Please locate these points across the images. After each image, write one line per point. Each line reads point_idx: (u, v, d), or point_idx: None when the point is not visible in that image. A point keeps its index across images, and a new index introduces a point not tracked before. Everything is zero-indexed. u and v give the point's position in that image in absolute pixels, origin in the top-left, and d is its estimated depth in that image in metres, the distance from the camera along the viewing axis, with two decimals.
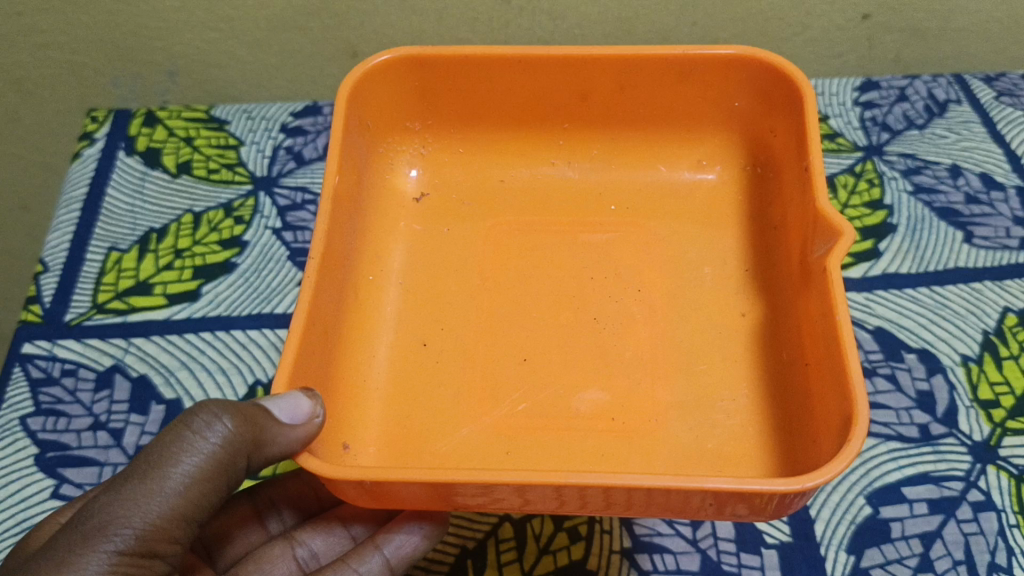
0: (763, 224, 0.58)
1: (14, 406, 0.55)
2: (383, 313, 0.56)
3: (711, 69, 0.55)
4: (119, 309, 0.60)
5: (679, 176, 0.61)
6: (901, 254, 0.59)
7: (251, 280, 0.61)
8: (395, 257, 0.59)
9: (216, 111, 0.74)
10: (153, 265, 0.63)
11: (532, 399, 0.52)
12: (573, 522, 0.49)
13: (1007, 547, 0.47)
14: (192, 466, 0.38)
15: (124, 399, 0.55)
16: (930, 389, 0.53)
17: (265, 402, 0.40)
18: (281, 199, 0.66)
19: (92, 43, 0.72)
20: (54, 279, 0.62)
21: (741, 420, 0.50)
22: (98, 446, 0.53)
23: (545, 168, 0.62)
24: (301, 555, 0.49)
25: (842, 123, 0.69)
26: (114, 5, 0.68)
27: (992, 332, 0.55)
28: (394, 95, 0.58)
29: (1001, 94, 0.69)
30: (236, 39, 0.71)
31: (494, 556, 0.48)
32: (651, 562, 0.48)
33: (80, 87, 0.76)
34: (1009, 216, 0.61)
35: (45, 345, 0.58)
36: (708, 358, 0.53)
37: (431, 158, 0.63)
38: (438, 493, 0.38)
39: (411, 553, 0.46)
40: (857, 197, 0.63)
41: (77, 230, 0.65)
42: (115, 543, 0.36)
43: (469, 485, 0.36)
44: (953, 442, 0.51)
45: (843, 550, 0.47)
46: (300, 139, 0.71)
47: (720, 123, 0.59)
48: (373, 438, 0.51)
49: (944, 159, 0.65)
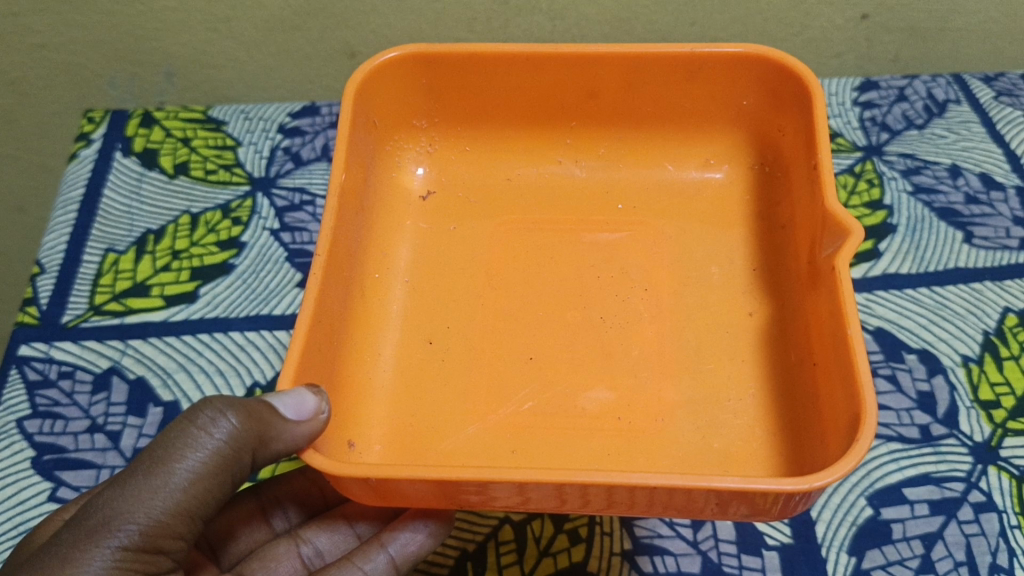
0: (771, 222, 0.58)
1: (11, 408, 0.55)
2: (389, 312, 0.56)
3: (720, 67, 0.55)
4: (117, 310, 0.60)
5: (686, 175, 0.61)
6: (901, 254, 0.59)
7: (248, 281, 0.61)
8: (401, 254, 0.59)
9: (213, 112, 0.74)
10: (150, 266, 0.62)
11: (536, 399, 0.52)
12: (573, 524, 0.49)
13: (1008, 548, 0.47)
14: (196, 461, 0.37)
15: (122, 401, 0.55)
16: (930, 390, 0.53)
17: (270, 398, 0.39)
18: (279, 200, 0.66)
19: (89, 44, 0.71)
20: (51, 280, 0.62)
21: (745, 421, 0.50)
22: (95, 449, 0.53)
23: (548, 171, 0.62)
24: (306, 553, 0.49)
25: (842, 123, 0.69)
26: (111, 6, 0.68)
27: (992, 332, 0.55)
28: (401, 91, 0.58)
29: (1001, 94, 0.69)
30: (233, 39, 0.70)
31: (494, 559, 0.48)
32: (652, 564, 0.47)
33: (77, 88, 0.76)
34: (1008, 216, 0.61)
35: (42, 346, 0.58)
36: (710, 359, 0.52)
37: (437, 156, 0.62)
38: (444, 492, 0.38)
39: (416, 552, 0.46)
40: (857, 197, 0.63)
41: (74, 232, 0.65)
42: (120, 538, 0.36)
43: (475, 482, 0.36)
44: (954, 443, 0.50)
45: (845, 551, 0.47)
46: (298, 140, 0.71)
47: (727, 122, 0.59)
48: (377, 437, 0.51)
49: (944, 159, 0.65)
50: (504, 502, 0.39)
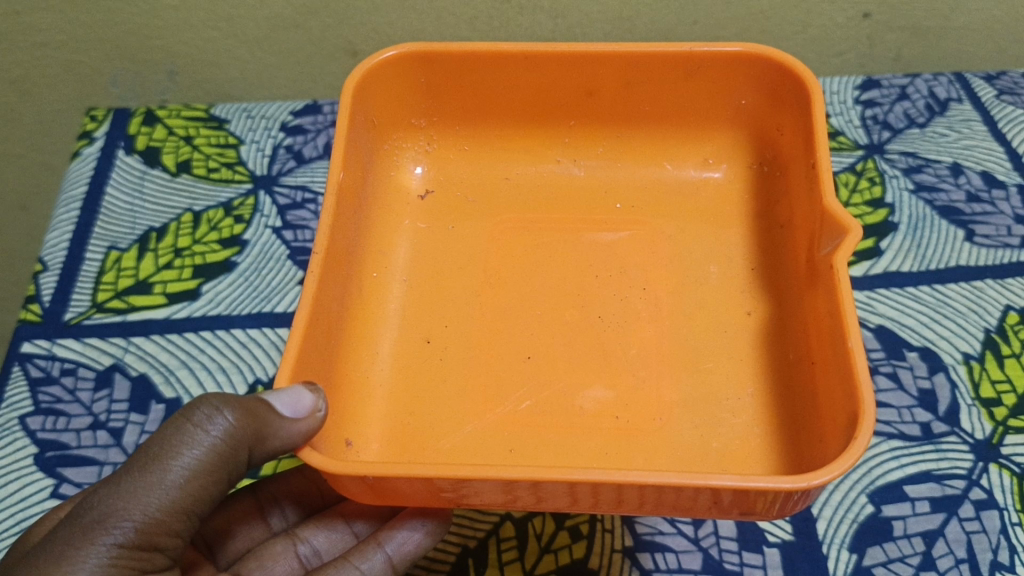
0: (770, 222, 0.58)
1: (13, 405, 0.55)
2: (386, 311, 0.56)
3: (717, 66, 0.55)
4: (119, 307, 0.60)
5: (685, 174, 0.61)
6: (902, 253, 0.59)
7: (250, 279, 0.61)
8: (400, 254, 0.59)
9: (215, 111, 0.74)
10: (153, 264, 0.63)
11: (536, 397, 0.52)
12: (574, 521, 0.49)
13: (1010, 545, 0.47)
14: (192, 458, 0.37)
15: (124, 398, 0.55)
16: (931, 387, 0.53)
17: (267, 396, 0.40)
18: (281, 198, 0.66)
19: (91, 42, 0.71)
20: (53, 278, 0.62)
21: (745, 420, 0.50)
22: (98, 446, 0.53)
23: (547, 172, 0.62)
24: (303, 552, 0.49)
25: (843, 121, 0.69)
26: (113, 5, 0.68)
27: (994, 330, 0.55)
28: (400, 91, 0.58)
29: (1001, 93, 0.69)
30: (235, 38, 0.71)
31: (495, 556, 0.48)
32: (653, 561, 0.48)
33: (79, 87, 0.76)
34: (1009, 214, 0.61)
35: (45, 344, 0.58)
36: (713, 359, 0.52)
37: (437, 156, 0.62)
38: (452, 491, 0.38)
39: (413, 550, 0.46)
40: (858, 196, 0.63)
41: (76, 229, 0.65)
42: (116, 536, 0.36)
43: (484, 482, 0.36)
44: (955, 441, 0.50)
45: (845, 548, 0.47)
46: (299, 138, 0.71)
47: (727, 120, 0.59)
48: (376, 436, 0.51)
49: (945, 158, 0.65)
50: (505, 501, 0.39)
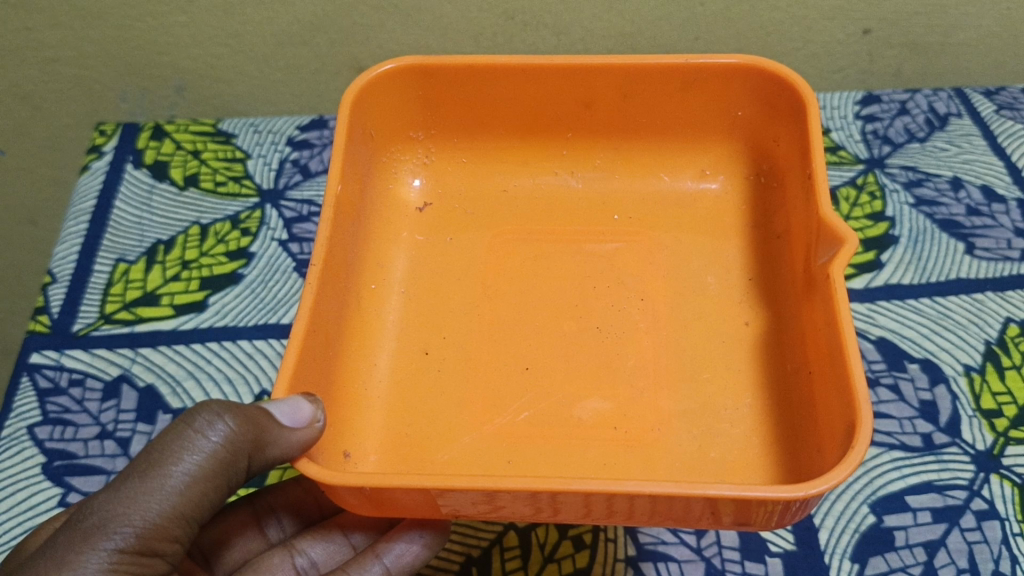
0: (766, 232, 0.58)
1: (22, 415, 0.56)
2: (385, 321, 0.57)
3: (714, 78, 0.56)
4: (127, 318, 0.61)
5: (681, 185, 0.62)
6: (903, 265, 0.60)
7: (256, 291, 0.62)
8: (397, 266, 0.60)
9: (222, 126, 0.75)
10: (160, 276, 0.63)
11: (534, 407, 0.52)
12: (577, 530, 0.49)
13: (1011, 555, 0.47)
14: (192, 464, 0.38)
15: (131, 408, 0.56)
16: (933, 399, 0.53)
17: (266, 405, 0.40)
18: (287, 211, 0.67)
19: (102, 58, 0.73)
20: (62, 290, 0.63)
21: (744, 430, 0.50)
22: (105, 455, 0.54)
23: (546, 181, 0.63)
24: (301, 564, 0.49)
25: (843, 136, 0.69)
26: (123, 21, 0.69)
27: (994, 342, 0.55)
28: (398, 105, 0.59)
29: (1001, 108, 0.70)
30: (243, 54, 0.72)
31: (498, 565, 0.48)
32: (654, 570, 0.48)
33: (89, 102, 0.77)
34: (1009, 227, 0.61)
35: (53, 354, 0.59)
36: (712, 367, 0.53)
37: (435, 167, 0.63)
38: (486, 502, 0.38)
39: (411, 562, 0.46)
40: (859, 209, 0.64)
41: (85, 243, 0.66)
42: (115, 541, 0.36)
43: (512, 492, 0.36)
44: (956, 451, 0.51)
45: (848, 558, 0.47)
46: (306, 153, 0.72)
47: (724, 132, 0.60)
48: (375, 447, 0.51)
49: (945, 172, 0.66)
50: (531, 512, 0.39)
